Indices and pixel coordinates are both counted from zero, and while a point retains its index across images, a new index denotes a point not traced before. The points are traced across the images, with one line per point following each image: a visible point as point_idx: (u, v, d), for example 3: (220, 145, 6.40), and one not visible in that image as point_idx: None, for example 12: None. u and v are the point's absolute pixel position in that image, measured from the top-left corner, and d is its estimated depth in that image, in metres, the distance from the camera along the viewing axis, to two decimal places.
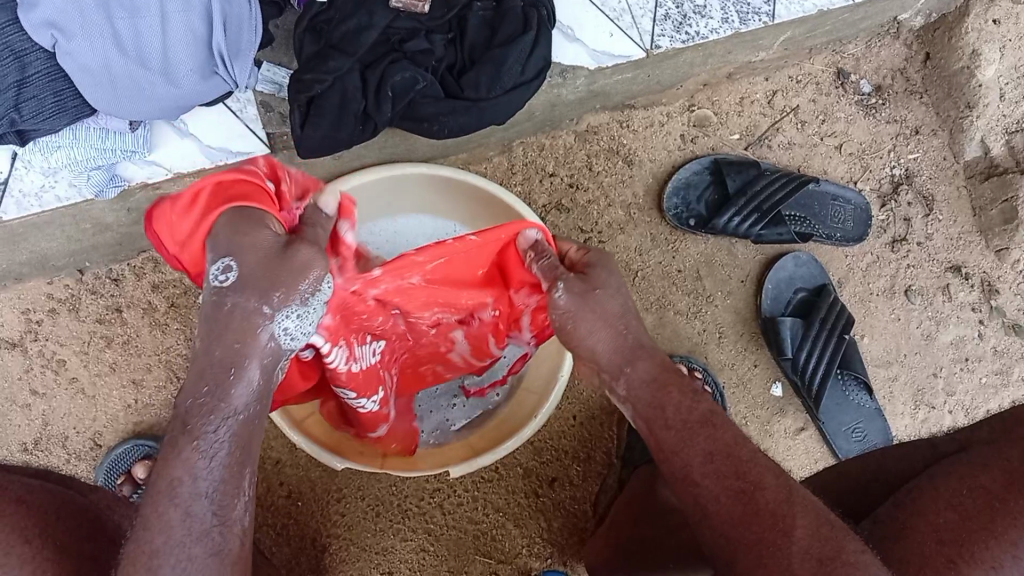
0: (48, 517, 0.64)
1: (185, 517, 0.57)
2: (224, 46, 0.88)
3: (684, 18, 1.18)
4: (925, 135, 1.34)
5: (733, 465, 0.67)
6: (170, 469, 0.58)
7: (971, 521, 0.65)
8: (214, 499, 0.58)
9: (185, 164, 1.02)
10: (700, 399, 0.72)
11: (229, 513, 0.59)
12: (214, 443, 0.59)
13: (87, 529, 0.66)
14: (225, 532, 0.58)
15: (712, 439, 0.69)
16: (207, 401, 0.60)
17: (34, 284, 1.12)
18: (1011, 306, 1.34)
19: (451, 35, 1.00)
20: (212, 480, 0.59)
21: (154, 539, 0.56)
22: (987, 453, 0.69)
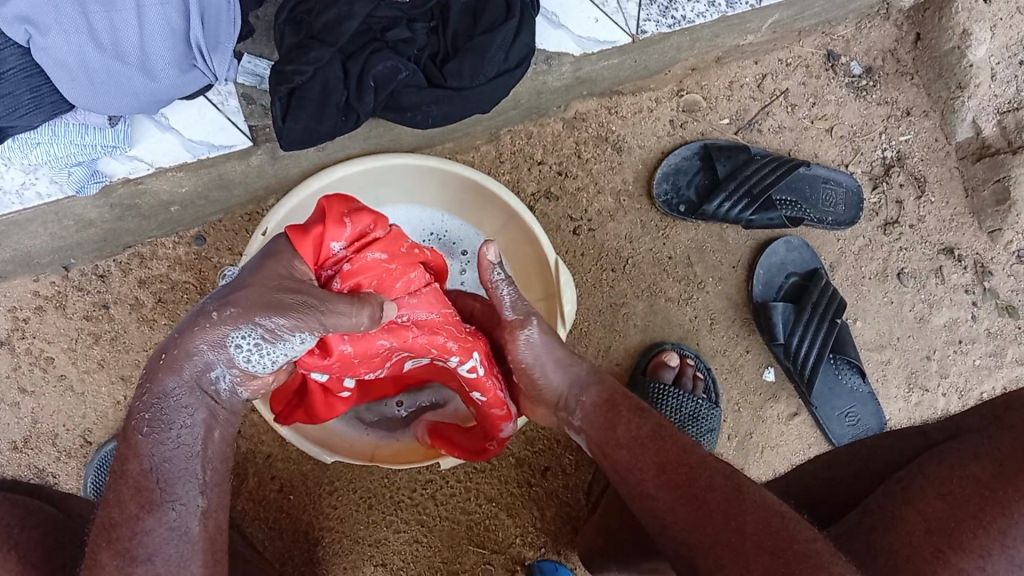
0: (12, 526, 0.65)
1: (136, 496, 0.62)
2: (202, 38, 0.87)
3: (670, 3, 1.11)
4: (916, 116, 1.33)
5: (686, 471, 0.70)
6: (125, 451, 0.63)
7: (961, 509, 0.65)
8: (162, 479, 0.63)
9: (168, 159, 0.99)
10: (643, 418, 0.78)
11: (180, 489, 0.63)
12: (154, 425, 0.63)
13: (54, 537, 0.67)
14: (179, 509, 0.63)
15: (662, 451, 0.73)
16: (148, 384, 0.63)
17: (21, 283, 1.11)
18: (1005, 287, 1.33)
19: (434, 23, 0.99)
20: (158, 460, 0.63)
21: (111, 516, 0.62)
22: (976, 440, 0.69)
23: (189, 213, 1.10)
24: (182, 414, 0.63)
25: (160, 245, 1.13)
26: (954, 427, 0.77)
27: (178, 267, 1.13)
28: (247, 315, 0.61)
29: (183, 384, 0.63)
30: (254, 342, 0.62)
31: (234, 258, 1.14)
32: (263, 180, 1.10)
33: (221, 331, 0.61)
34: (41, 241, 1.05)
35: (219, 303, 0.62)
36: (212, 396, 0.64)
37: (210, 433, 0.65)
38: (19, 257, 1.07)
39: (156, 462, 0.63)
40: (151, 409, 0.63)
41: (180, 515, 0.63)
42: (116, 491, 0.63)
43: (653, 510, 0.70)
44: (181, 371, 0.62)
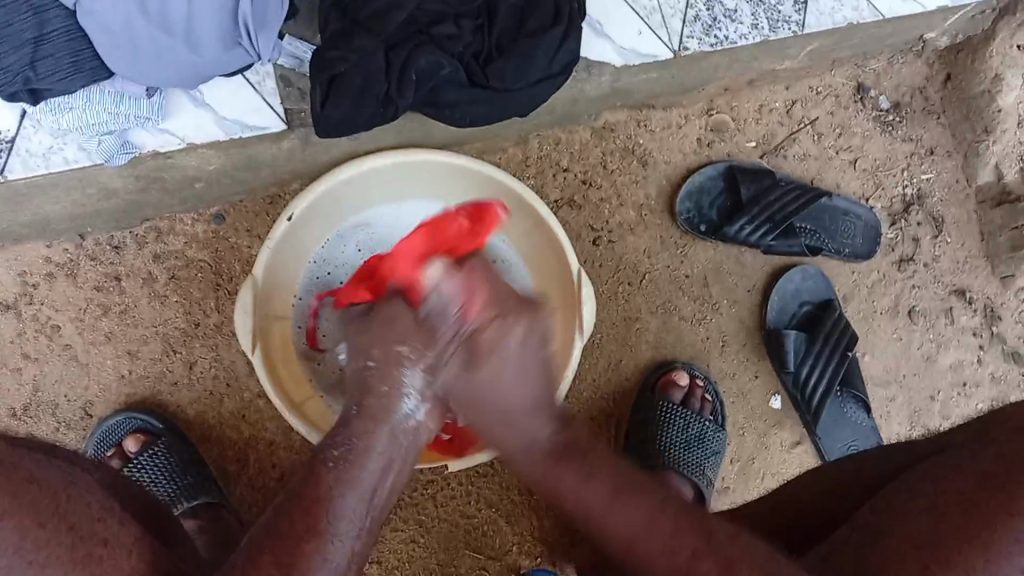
0: (59, 493, 0.61)
1: (312, 531, 0.67)
2: (250, 14, 0.85)
3: (713, 22, 1.11)
4: (939, 155, 1.34)
5: (659, 541, 0.70)
6: (307, 480, 0.71)
7: (946, 521, 0.64)
8: (334, 510, 0.69)
9: (199, 135, 0.98)
10: (598, 471, 0.76)
11: (343, 525, 0.69)
12: (342, 462, 0.72)
13: (97, 509, 0.63)
14: (336, 542, 0.68)
15: (631, 518, 0.72)
16: (341, 433, 0.74)
17: (33, 247, 1.09)
18: (1012, 333, 1.35)
19: (479, 21, 0.97)
20: (334, 493, 0.70)
21: (280, 528, 0.66)
22: (965, 454, 0.69)
23: (213, 190, 1.08)
24: (367, 458, 0.73)
25: (178, 221, 1.11)
26: None
27: (194, 245, 1.11)
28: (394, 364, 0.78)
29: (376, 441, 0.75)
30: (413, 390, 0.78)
31: (252, 240, 1.12)
32: (291, 164, 1.09)
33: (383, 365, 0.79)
34: (61, 206, 1.03)
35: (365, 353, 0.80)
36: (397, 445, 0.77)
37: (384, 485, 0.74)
38: (35, 220, 1.04)
39: (333, 494, 0.70)
40: (339, 449, 0.73)
41: (339, 548, 0.68)
42: (292, 509, 0.68)
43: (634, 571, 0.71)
44: (374, 417, 0.76)
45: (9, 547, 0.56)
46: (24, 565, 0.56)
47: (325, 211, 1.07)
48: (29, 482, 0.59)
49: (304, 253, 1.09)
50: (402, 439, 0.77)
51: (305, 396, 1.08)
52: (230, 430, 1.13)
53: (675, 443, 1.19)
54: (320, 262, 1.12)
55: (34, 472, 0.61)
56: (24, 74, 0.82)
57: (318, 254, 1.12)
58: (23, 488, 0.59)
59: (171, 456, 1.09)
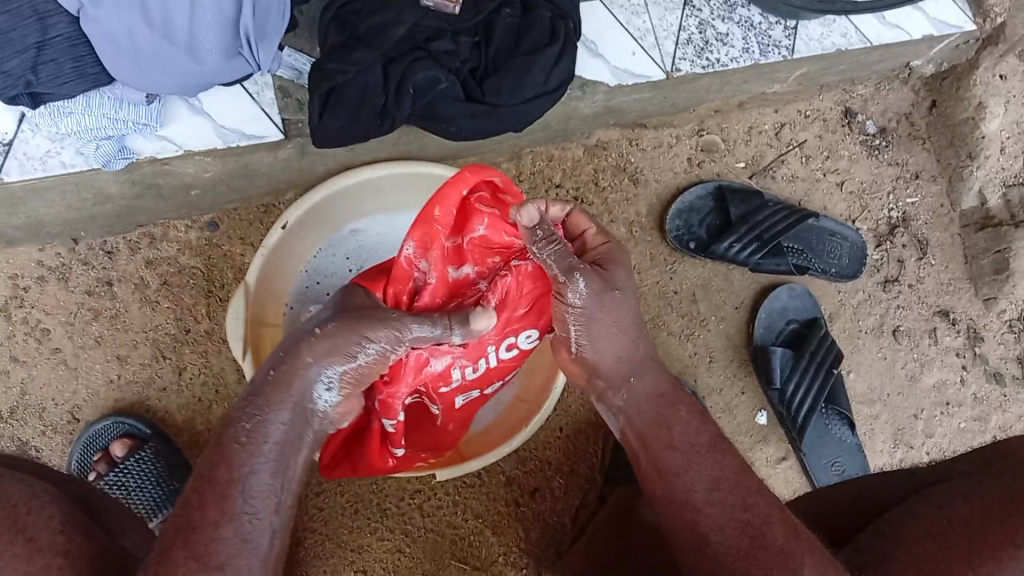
0: (17, 508, 0.63)
1: (219, 501, 0.59)
2: (251, 27, 0.87)
3: (706, 45, 1.14)
4: (924, 180, 1.36)
5: (739, 494, 0.70)
6: (213, 460, 0.62)
7: (951, 550, 0.67)
8: (246, 489, 0.61)
9: (198, 142, 0.99)
10: (707, 424, 0.77)
11: (260, 502, 0.61)
12: (253, 438, 0.63)
13: (61, 523, 0.64)
14: (255, 521, 0.60)
15: (718, 467, 0.72)
16: (252, 399, 0.66)
17: (25, 251, 1.09)
18: (994, 354, 1.37)
19: (477, 38, 0.99)
20: (246, 470, 0.62)
21: (188, 515, 0.58)
22: (969, 485, 0.71)
23: (208, 197, 1.09)
24: (279, 430, 0.65)
25: (172, 227, 1.12)
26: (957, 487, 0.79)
27: (187, 251, 1.12)
28: (331, 352, 0.69)
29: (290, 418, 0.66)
30: (335, 380, 0.70)
31: (246, 247, 1.13)
32: (287, 173, 1.10)
33: (324, 342, 0.69)
34: (56, 210, 1.04)
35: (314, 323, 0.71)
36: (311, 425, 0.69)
37: (298, 466, 0.66)
38: (29, 224, 1.05)
39: (245, 471, 0.62)
40: (252, 421, 0.64)
41: (258, 526, 0.60)
42: (197, 493, 0.60)
43: (692, 522, 0.70)
44: (289, 387, 0.67)
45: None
46: None
47: (319, 220, 1.08)
48: None
49: (298, 261, 1.09)
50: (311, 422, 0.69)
51: None
52: None
53: None
54: (311, 271, 1.11)
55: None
56: (25, 78, 0.83)
57: (310, 263, 1.11)
58: None
59: (157, 462, 1.10)
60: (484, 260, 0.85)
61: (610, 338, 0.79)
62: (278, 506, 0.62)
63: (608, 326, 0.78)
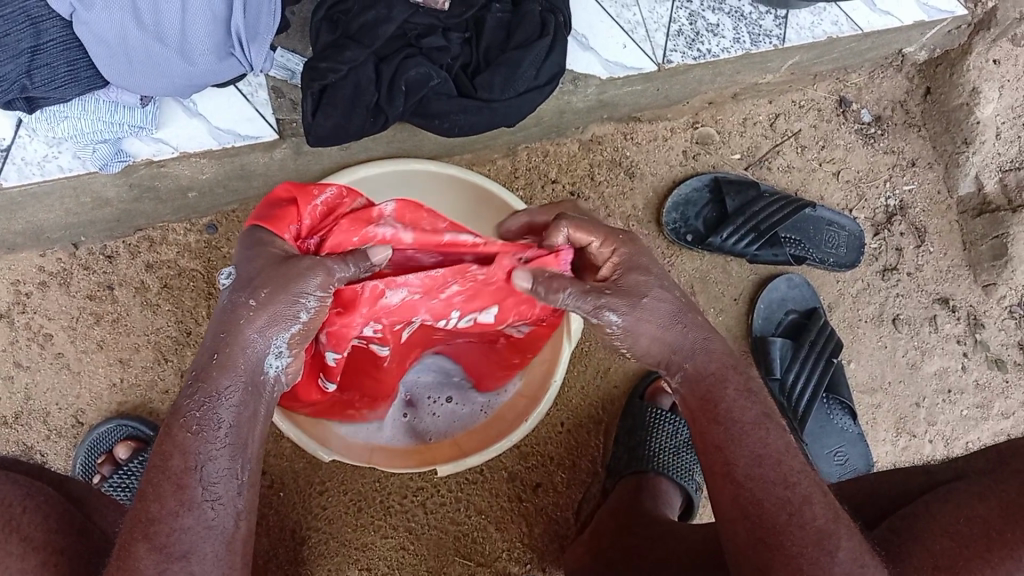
0: (13, 508, 0.65)
1: (176, 492, 0.63)
2: (243, 28, 0.88)
3: (697, 36, 1.14)
4: (921, 167, 1.36)
5: (781, 473, 0.70)
6: (166, 448, 0.65)
7: (968, 548, 0.68)
8: (205, 477, 0.64)
9: (192, 144, 1.00)
10: (751, 401, 0.74)
11: (220, 488, 0.65)
12: (204, 424, 0.65)
13: (54, 521, 0.67)
14: (218, 507, 0.64)
15: (763, 443, 0.72)
16: (199, 384, 0.66)
17: (26, 256, 1.10)
18: (995, 341, 1.37)
19: (468, 34, 1.00)
20: (201, 460, 0.65)
21: (150, 508, 0.63)
22: (987, 483, 0.72)
23: (206, 200, 1.10)
24: (231, 413, 0.66)
25: (170, 230, 1.12)
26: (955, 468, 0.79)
27: (187, 254, 1.13)
28: (274, 322, 0.67)
29: (237, 394, 0.67)
30: (283, 349, 0.68)
31: None
32: (283, 173, 1.11)
33: (265, 315, 0.66)
34: (56, 215, 1.05)
35: (251, 292, 0.66)
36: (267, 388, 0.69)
37: (255, 433, 0.68)
38: (29, 229, 1.06)
39: (201, 460, 0.64)
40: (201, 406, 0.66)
41: (220, 512, 0.64)
42: (155, 483, 0.64)
43: (732, 494, 0.70)
44: (234, 366, 0.66)
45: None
46: None
47: None
48: None
49: None
50: (263, 391, 0.69)
51: None
52: None
53: (662, 448, 1.19)
54: None
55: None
56: (20, 83, 0.84)
57: None
58: None
59: None
60: (487, 239, 0.81)
61: (650, 344, 0.75)
62: (239, 487, 0.66)
63: (649, 339, 0.75)
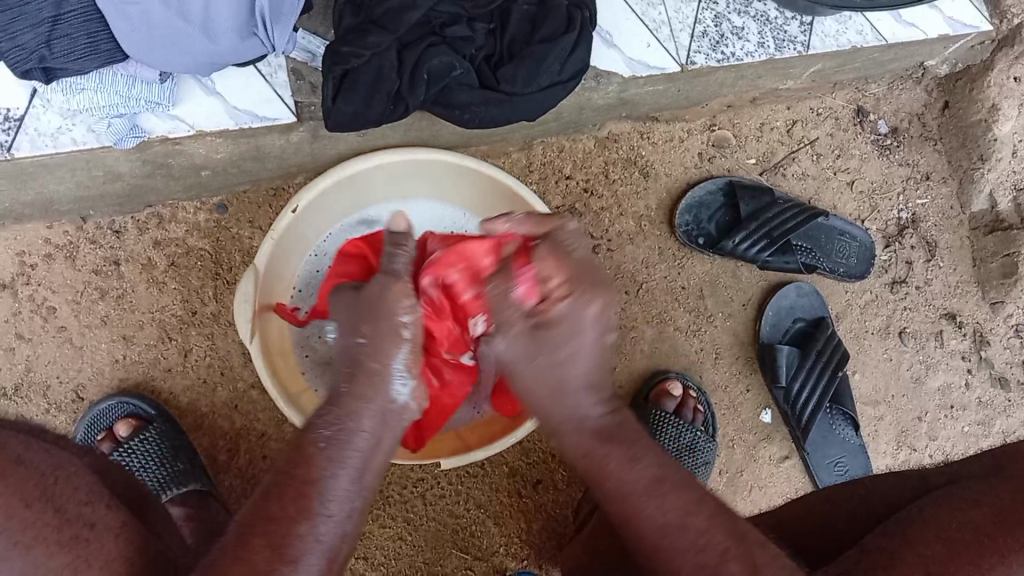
0: (45, 478, 0.61)
1: (296, 499, 0.64)
2: (267, 6, 0.86)
3: (721, 38, 1.13)
4: (935, 181, 1.36)
5: (688, 536, 0.66)
6: (296, 460, 0.67)
7: (960, 555, 0.61)
8: (323, 492, 0.65)
9: (209, 124, 0.98)
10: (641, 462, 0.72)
11: (334, 504, 0.65)
12: (331, 445, 0.69)
13: (85, 493, 0.63)
14: (329, 522, 0.64)
15: (663, 508, 0.69)
16: (333, 409, 0.72)
17: (33, 227, 1.09)
18: (1000, 359, 1.37)
19: (492, 25, 0.99)
20: (325, 473, 0.67)
21: (267, 509, 0.63)
22: (982, 489, 0.66)
23: (218, 179, 1.09)
24: (364, 438, 0.71)
25: (181, 208, 1.11)
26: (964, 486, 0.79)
27: (196, 233, 1.12)
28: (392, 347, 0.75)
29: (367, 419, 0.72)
30: (404, 374, 0.75)
31: (254, 231, 1.13)
32: (298, 156, 1.10)
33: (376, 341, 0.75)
34: (65, 187, 1.03)
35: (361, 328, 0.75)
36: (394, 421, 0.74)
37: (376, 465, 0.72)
38: (38, 200, 1.04)
39: (324, 474, 0.66)
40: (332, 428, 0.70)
41: (330, 528, 0.64)
42: (279, 490, 0.64)
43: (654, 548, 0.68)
44: (365, 392, 0.73)
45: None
46: (9, 545, 0.56)
47: (331, 205, 1.08)
48: (15, 465, 0.59)
49: (305, 247, 1.10)
50: (391, 421, 0.74)
51: (298, 387, 1.08)
52: (221, 420, 1.13)
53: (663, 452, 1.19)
54: (320, 255, 1.13)
55: (27, 454, 0.62)
56: (39, 53, 0.83)
57: (320, 247, 1.12)
58: (9, 471, 0.59)
59: (162, 442, 1.08)
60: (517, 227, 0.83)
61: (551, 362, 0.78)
62: (351, 510, 0.67)
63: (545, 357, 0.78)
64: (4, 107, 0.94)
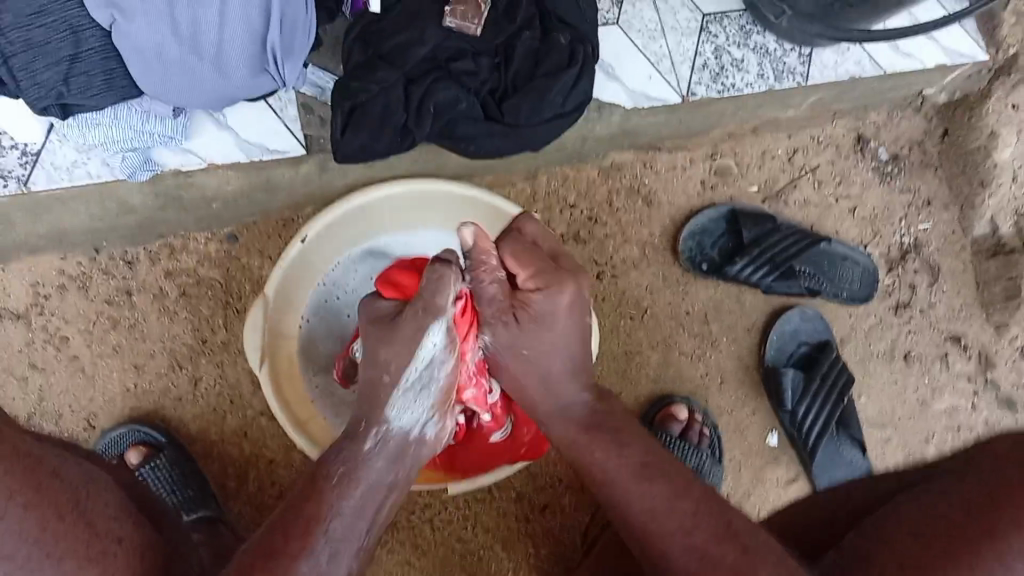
0: (79, 493, 0.65)
1: (310, 528, 0.66)
2: (278, 42, 0.89)
3: (721, 70, 1.15)
4: (936, 207, 1.37)
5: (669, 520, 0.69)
6: (308, 493, 0.70)
7: (930, 547, 0.66)
8: (329, 530, 0.67)
9: (220, 156, 1.02)
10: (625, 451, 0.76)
11: (343, 543, 0.68)
12: (344, 478, 0.71)
13: (113, 510, 0.68)
14: (335, 559, 0.66)
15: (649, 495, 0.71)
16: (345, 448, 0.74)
17: (47, 259, 1.11)
18: (1006, 381, 1.37)
19: (497, 59, 1.00)
20: (335, 510, 0.69)
21: (273, 541, 0.64)
22: (950, 483, 0.71)
23: (229, 211, 1.11)
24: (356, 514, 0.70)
25: (192, 239, 1.13)
26: None
27: (206, 263, 1.14)
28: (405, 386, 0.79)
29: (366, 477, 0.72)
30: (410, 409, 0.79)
31: (263, 260, 1.15)
32: (307, 187, 1.12)
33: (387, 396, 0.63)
34: (79, 219, 1.05)
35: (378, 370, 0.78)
36: (410, 460, 0.79)
37: (388, 497, 0.76)
38: (53, 233, 1.07)
39: (334, 511, 0.68)
40: (346, 464, 0.73)
41: (339, 560, 0.67)
42: (289, 523, 0.67)
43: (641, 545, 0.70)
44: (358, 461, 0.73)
45: (29, 536, 0.60)
46: (42, 555, 0.60)
47: (340, 235, 1.11)
48: (52, 476, 0.64)
49: (314, 275, 1.11)
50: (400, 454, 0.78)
51: (308, 415, 1.08)
52: (231, 446, 1.14)
53: None
54: (329, 285, 1.14)
55: (60, 469, 0.66)
56: (57, 90, 0.85)
57: (328, 277, 1.14)
58: (49, 482, 0.64)
59: (173, 469, 1.10)
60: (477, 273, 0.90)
61: None
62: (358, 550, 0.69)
63: None
64: (21, 143, 0.97)
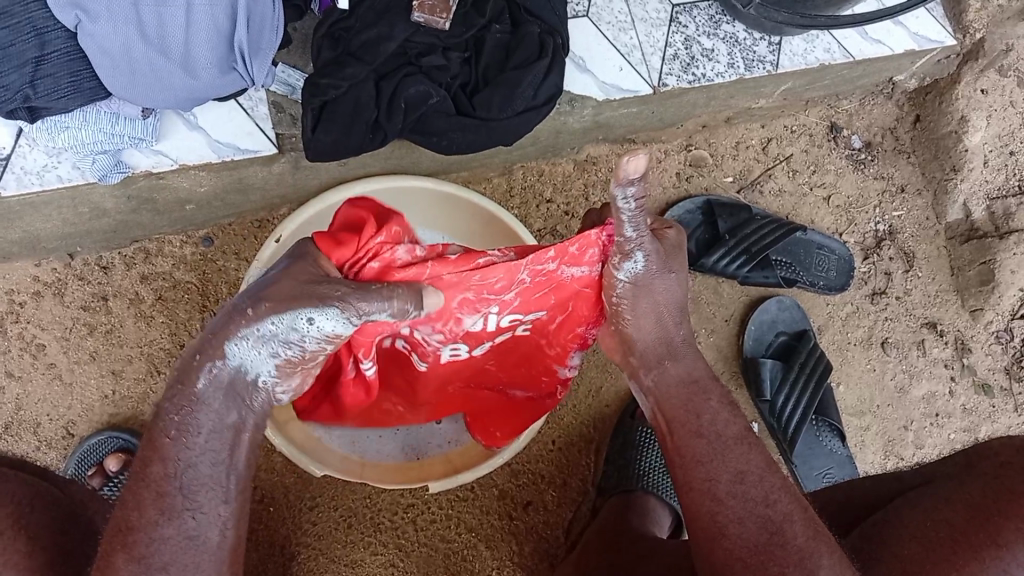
0: (21, 507, 0.68)
1: (156, 500, 0.63)
2: (245, 42, 0.89)
3: (692, 60, 1.16)
4: (910, 193, 1.38)
5: (762, 490, 0.72)
6: (150, 450, 0.64)
7: (936, 553, 0.71)
8: (188, 485, 0.64)
9: (192, 156, 1.01)
10: (737, 415, 0.78)
11: (202, 496, 0.64)
12: (184, 431, 0.64)
13: (58, 522, 0.71)
14: (198, 515, 0.64)
15: (744, 460, 0.74)
16: (180, 386, 0.64)
17: (21, 266, 1.10)
18: (982, 365, 1.38)
19: (467, 53, 1.02)
20: (183, 464, 0.64)
21: (128, 518, 0.63)
22: (952, 487, 0.75)
23: (203, 213, 1.11)
24: (210, 472, 0.65)
25: (167, 242, 1.13)
26: (923, 472, 0.82)
27: (183, 267, 1.13)
28: (268, 335, 0.64)
29: (215, 439, 0.65)
30: (252, 359, 0.65)
31: (240, 262, 1.15)
32: (281, 188, 1.12)
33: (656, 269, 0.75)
34: (51, 225, 1.05)
35: (253, 301, 0.63)
36: (254, 400, 0.67)
37: (242, 444, 0.67)
38: (25, 239, 1.06)
39: (183, 467, 0.64)
40: (180, 413, 0.64)
41: (202, 520, 0.64)
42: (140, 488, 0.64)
43: (711, 509, 0.72)
44: (193, 418, 0.64)
45: None
46: None
47: None
48: None
49: None
50: (244, 397, 0.66)
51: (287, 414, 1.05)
52: None
53: (651, 468, 1.19)
54: None
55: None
56: (23, 92, 0.85)
57: None
58: None
59: None
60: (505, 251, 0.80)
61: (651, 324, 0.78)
62: (226, 497, 0.65)
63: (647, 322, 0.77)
64: None
